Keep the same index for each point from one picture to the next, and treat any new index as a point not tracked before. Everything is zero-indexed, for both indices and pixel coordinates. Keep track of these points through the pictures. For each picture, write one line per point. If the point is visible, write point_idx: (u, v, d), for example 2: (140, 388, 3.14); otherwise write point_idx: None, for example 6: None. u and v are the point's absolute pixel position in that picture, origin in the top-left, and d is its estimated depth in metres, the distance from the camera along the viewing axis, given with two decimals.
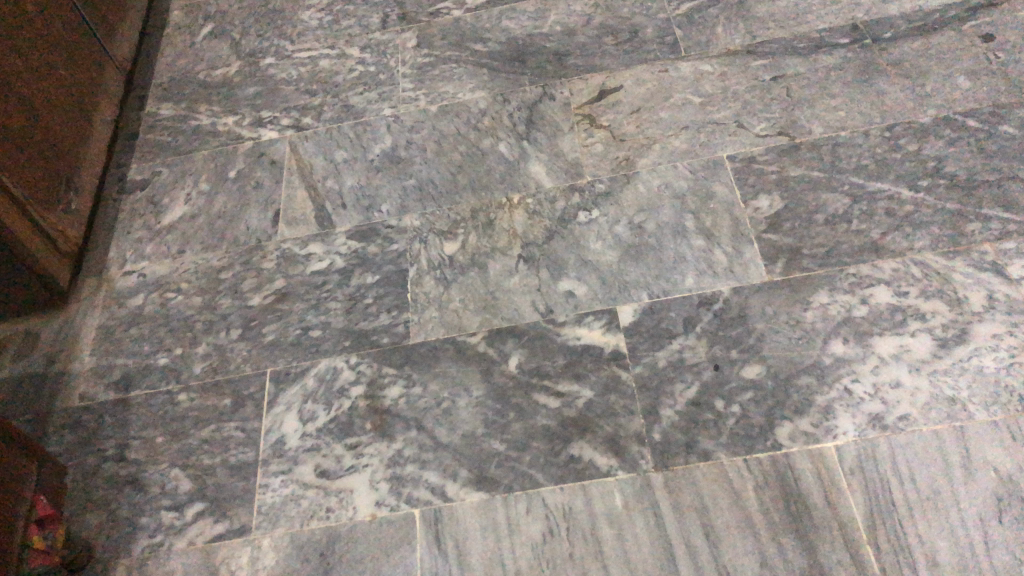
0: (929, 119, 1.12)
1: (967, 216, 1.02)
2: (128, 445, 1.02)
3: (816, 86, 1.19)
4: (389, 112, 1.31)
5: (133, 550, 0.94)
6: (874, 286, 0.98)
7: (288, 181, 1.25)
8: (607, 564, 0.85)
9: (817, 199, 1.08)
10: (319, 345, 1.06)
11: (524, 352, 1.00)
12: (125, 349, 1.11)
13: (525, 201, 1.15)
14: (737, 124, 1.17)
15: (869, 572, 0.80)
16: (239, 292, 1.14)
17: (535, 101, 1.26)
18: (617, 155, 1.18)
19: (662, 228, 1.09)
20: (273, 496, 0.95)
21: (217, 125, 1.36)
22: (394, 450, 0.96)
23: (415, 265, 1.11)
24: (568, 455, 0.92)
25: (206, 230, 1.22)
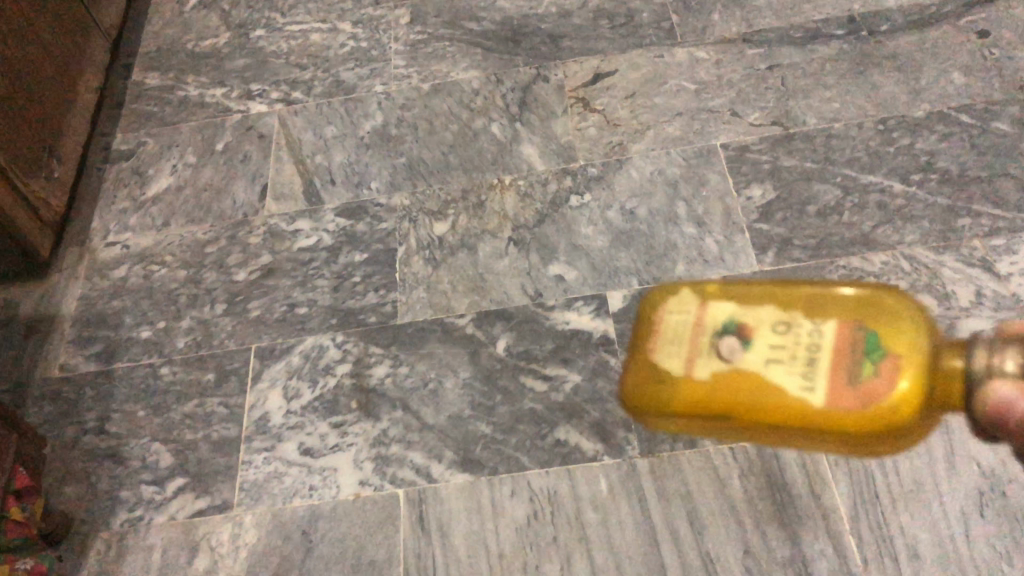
0: (922, 114, 1.12)
1: (957, 211, 1.02)
2: (109, 417, 1.00)
3: (811, 77, 1.18)
4: (381, 88, 1.29)
5: (113, 523, 0.93)
6: (864, 279, 0.98)
7: (276, 156, 1.23)
8: (591, 548, 0.85)
9: (809, 190, 1.07)
10: (306, 322, 1.05)
11: (513, 335, 1.00)
12: (107, 320, 1.10)
13: (517, 183, 1.14)
14: (731, 112, 1.17)
15: (850, 562, 0.81)
16: (224, 267, 1.12)
17: (529, 83, 1.25)
18: (610, 140, 1.17)
19: (654, 215, 1.08)
20: (256, 473, 0.94)
21: (205, 97, 1.34)
22: (379, 430, 0.95)
23: (404, 245, 1.10)
24: (554, 439, 0.91)
25: (192, 203, 1.20)
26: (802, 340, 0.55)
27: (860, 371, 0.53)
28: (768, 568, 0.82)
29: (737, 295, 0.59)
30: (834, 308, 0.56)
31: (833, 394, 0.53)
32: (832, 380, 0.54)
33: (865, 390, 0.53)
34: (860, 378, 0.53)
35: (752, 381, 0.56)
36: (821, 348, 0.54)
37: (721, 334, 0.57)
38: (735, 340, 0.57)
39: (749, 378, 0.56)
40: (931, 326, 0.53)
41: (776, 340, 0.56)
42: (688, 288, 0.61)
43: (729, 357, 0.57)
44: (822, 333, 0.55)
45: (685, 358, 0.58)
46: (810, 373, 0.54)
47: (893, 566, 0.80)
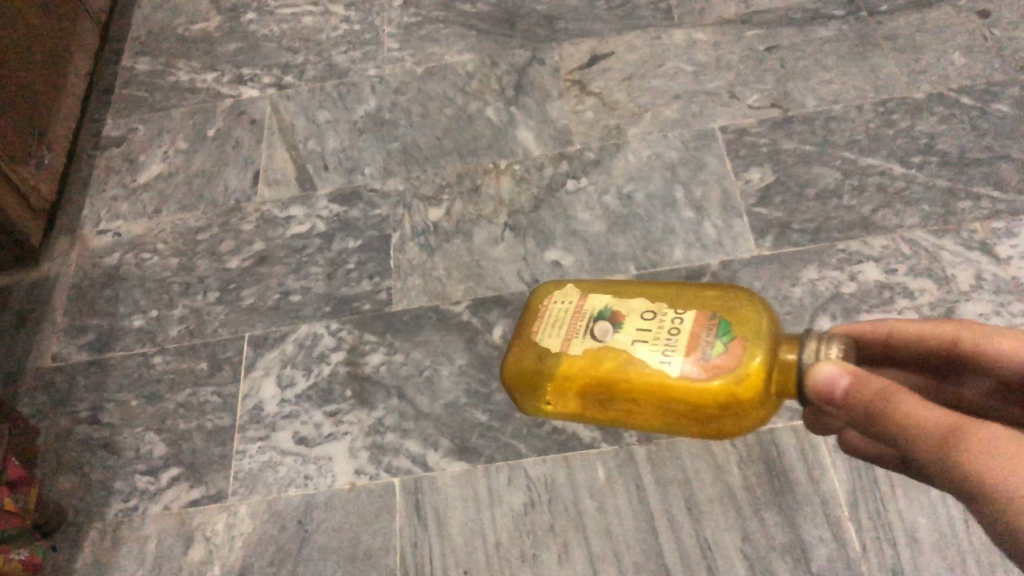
0: (922, 95, 1.10)
1: (957, 194, 1.01)
2: (102, 407, 0.99)
3: (810, 59, 1.17)
4: (374, 72, 1.27)
5: (107, 514, 0.92)
6: (863, 263, 0.97)
7: (268, 141, 1.21)
8: (589, 536, 0.84)
9: (808, 173, 1.06)
10: (300, 310, 1.04)
11: (509, 322, 0.98)
12: (99, 309, 1.09)
13: (512, 167, 1.13)
14: (729, 95, 1.15)
15: (849, 547, 0.80)
16: (217, 254, 1.11)
17: (525, 65, 1.23)
18: (607, 123, 1.15)
19: (652, 199, 1.07)
20: (251, 462, 0.93)
21: (196, 82, 1.32)
22: (375, 418, 0.94)
23: (398, 231, 1.09)
24: (551, 426, 0.91)
25: (183, 189, 1.19)
26: (664, 323, 0.64)
27: (713, 350, 0.61)
28: (766, 555, 0.81)
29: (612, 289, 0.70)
30: (685, 299, 0.67)
31: (688, 367, 0.61)
32: (691, 356, 0.61)
33: (717, 363, 0.60)
34: (712, 354, 0.61)
35: (613, 356, 0.65)
36: (680, 330, 0.63)
37: (594, 317, 0.67)
38: (608, 323, 0.66)
39: (616, 354, 0.64)
40: (772, 317, 0.63)
41: (643, 324, 0.65)
42: (570, 284, 0.73)
43: (599, 336, 0.66)
44: (680, 317, 0.64)
45: (563, 337, 0.67)
46: (665, 349, 0.63)
47: (892, 551, 0.80)
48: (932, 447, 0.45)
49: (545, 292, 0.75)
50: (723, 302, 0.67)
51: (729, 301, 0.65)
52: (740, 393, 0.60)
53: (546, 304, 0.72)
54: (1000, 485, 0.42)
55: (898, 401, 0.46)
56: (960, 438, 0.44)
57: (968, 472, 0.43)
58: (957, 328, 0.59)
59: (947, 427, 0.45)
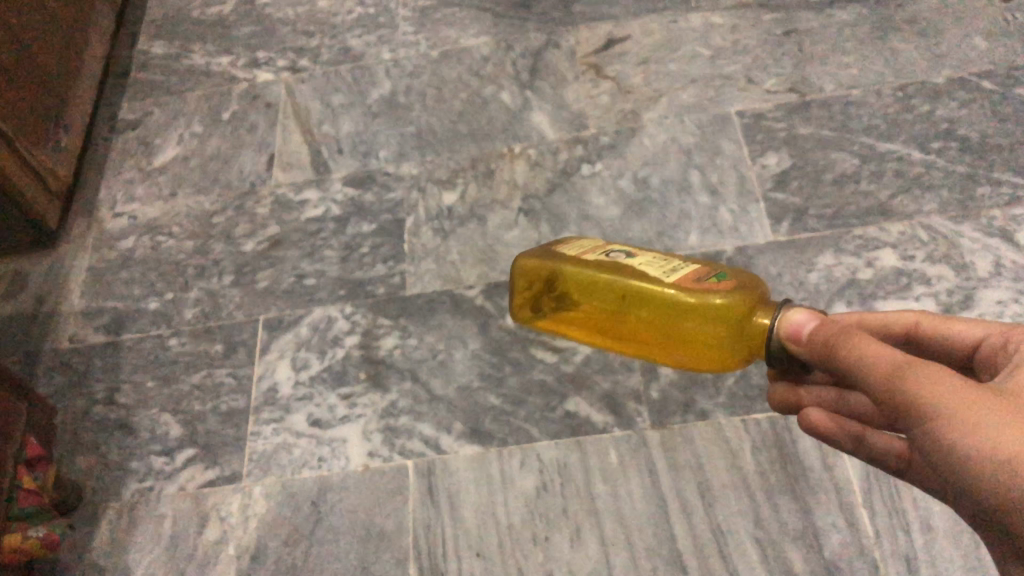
0: (943, 80, 1.09)
1: (977, 180, 1.00)
2: (118, 388, 1.00)
3: (828, 42, 1.15)
4: (389, 56, 1.27)
5: (123, 493, 0.93)
6: (880, 249, 0.96)
7: (283, 125, 1.22)
8: (601, 519, 0.84)
9: (826, 158, 1.05)
10: (314, 294, 1.04)
11: None
12: (115, 291, 1.09)
13: (526, 151, 1.12)
14: (747, 79, 1.14)
15: (863, 534, 0.80)
16: (232, 237, 1.11)
17: (541, 49, 1.22)
18: (622, 108, 1.14)
19: (667, 184, 1.06)
20: (265, 444, 0.94)
21: (211, 65, 1.32)
22: (388, 401, 0.94)
23: (412, 215, 1.09)
24: (564, 411, 0.91)
25: (199, 172, 1.19)
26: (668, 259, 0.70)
27: (706, 278, 0.64)
28: (778, 540, 0.81)
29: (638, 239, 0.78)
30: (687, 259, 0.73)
31: (679, 281, 0.64)
32: (683, 277, 0.65)
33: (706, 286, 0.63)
34: (704, 279, 0.64)
35: (612, 266, 0.71)
36: (683, 264, 0.67)
37: (610, 251, 0.74)
38: (620, 252, 0.73)
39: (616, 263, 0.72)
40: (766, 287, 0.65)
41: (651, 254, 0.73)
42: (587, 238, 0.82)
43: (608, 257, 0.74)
44: (686, 263, 0.68)
45: (580, 253, 0.76)
46: (666, 270, 0.67)
47: (905, 538, 0.79)
48: (883, 384, 0.47)
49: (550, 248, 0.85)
50: (740, 273, 0.66)
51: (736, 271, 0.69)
52: (713, 314, 0.62)
53: (564, 246, 0.80)
54: (950, 420, 0.44)
55: (844, 343, 0.50)
56: (914, 374, 0.46)
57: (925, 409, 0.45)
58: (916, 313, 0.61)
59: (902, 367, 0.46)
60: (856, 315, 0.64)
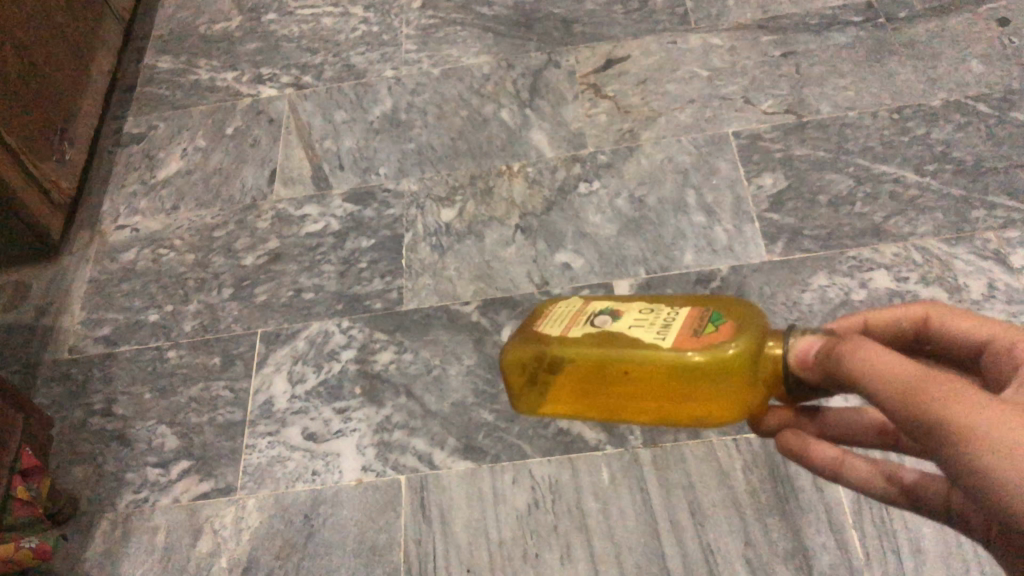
0: (939, 103, 1.10)
1: (972, 203, 1.00)
2: (116, 400, 1.01)
3: (825, 65, 1.16)
4: (391, 73, 1.28)
5: (118, 504, 0.94)
6: (874, 271, 0.97)
7: (286, 141, 1.23)
8: (591, 536, 0.85)
9: (821, 179, 1.06)
10: (311, 308, 1.05)
11: (517, 323, 0.99)
12: (115, 303, 1.11)
13: (525, 169, 1.14)
14: (744, 100, 1.15)
15: (853, 555, 0.80)
16: (232, 251, 1.13)
17: (541, 68, 1.24)
18: (621, 127, 1.16)
19: (663, 203, 1.07)
20: (260, 457, 0.94)
21: (216, 80, 1.34)
22: (383, 416, 0.95)
23: (411, 232, 1.10)
24: (556, 427, 0.91)
25: (201, 186, 1.21)
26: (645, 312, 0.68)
27: (704, 327, 0.60)
28: (767, 560, 0.81)
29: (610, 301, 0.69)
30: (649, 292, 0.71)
31: (677, 339, 0.60)
32: (678, 331, 0.60)
33: (707, 338, 0.59)
34: (701, 331, 0.60)
35: (606, 336, 0.64)
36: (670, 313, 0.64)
37: (594, 313, 0.67)
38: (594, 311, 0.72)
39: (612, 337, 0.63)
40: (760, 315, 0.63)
41: (642, 313, 0.64)
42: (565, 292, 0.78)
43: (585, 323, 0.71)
44: (675, 310, 0.63)
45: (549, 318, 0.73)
46: (658, 329, 0.61)
47: (895, 560, 0.79)
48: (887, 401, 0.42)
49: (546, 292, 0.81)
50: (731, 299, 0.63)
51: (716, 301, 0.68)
52: (723, 369, 0.58)
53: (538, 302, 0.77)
54: (959, 429, 0.39)
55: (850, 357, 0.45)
56: (922, 386, 0.41)
57: (936, 420, 0.40)
58: (925, 308, 0.55)
59: (913, 379, 0.41)
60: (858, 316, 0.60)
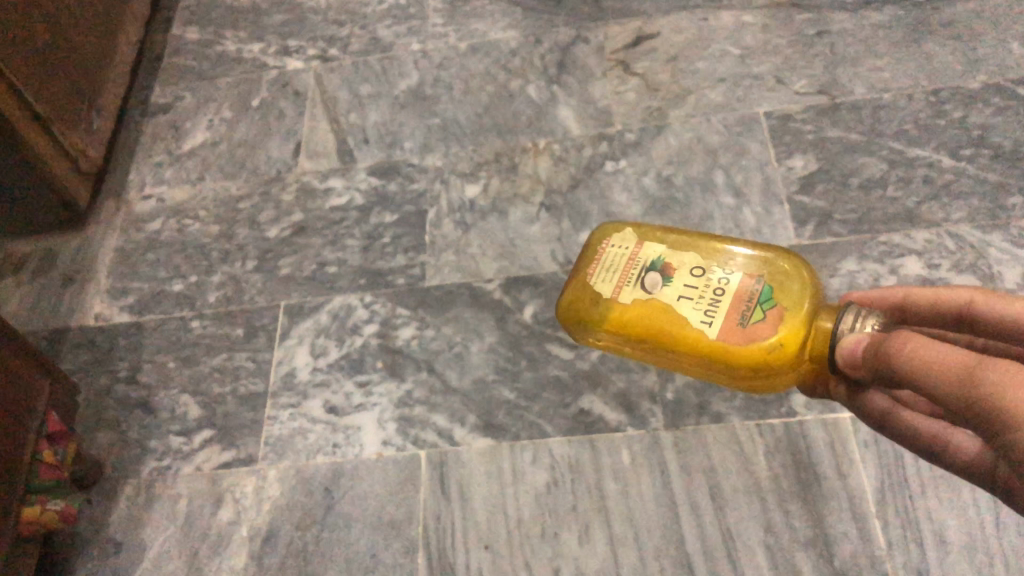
0: (978, 85, 1.07)
1: (1008, 189, 0.98)
2: (140, 368, 1.02)
3: (861, 44, 1.14)
4: (417, 47, 1.27)
5: (141, 471, 0.95)
6: (906, 257, 0.95)
7: (311, 113, 1.23)
8: (610, 517, 0.84)
9: (853, 162, 1.04)
10: (335, 282, 1.05)
11: (540, 301, 0.98)
12: (141, 272, 1.11)
13: (551, 146, 1.12)
14: (776, 79, 1.13)
15: (875, 544, 0.79)
16: (256, 223, 1.13)
17: (569, 44, 1.22)
18: (649, 105, 1.14)
19: (691, 184, 1.06)
20: (281, 428, 0.95)
21: (242, 52, 1.34)
22: (404, 391, 0.95)
23: (435, 207, 1.09)
24: (577, 407, 0.91)
25: (227, 157, 1.21)
26: (708, 282, 0.72)
27: (750, 317, 0.69)
28: (788, 546, 0.80)
29: (665, 240, 0.78)
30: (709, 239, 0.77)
31: (723, 328, 0.69)
32: (726, 318, 0.70)
33: (751, 331, 0.68)
34: (749, 322, 0.69)
35: (656, 306, 0.73)
36: (724, 292, 0.71)
37: (646, 271, 0.76)
38: (658, 276, 0.75)
39: (661, 307, 0.73)
40: (813, 297, 0.69)
41: (691, 282, 0.73)
42: (629, 230, 0.81)
43: (649, 288, 0.74)
44: (724, 283, 0.72)
45: (617, 282, 0.76)
46: (706, 309, 0.71)
47: (918, 550, 0.78)
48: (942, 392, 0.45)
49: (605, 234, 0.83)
50: (774, 268, 0.71)
51: (783, 282, 0.70)
52: (767, 358, 0.67)
53: (604, 246, 0.80)
54: (1012, 413, 0.41)
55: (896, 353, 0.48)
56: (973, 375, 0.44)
57: (993, 407, 0.42)
58: (970, 293, 0.57)
59: (966, 366, 0.44)
60: (907, 296, 0.64)
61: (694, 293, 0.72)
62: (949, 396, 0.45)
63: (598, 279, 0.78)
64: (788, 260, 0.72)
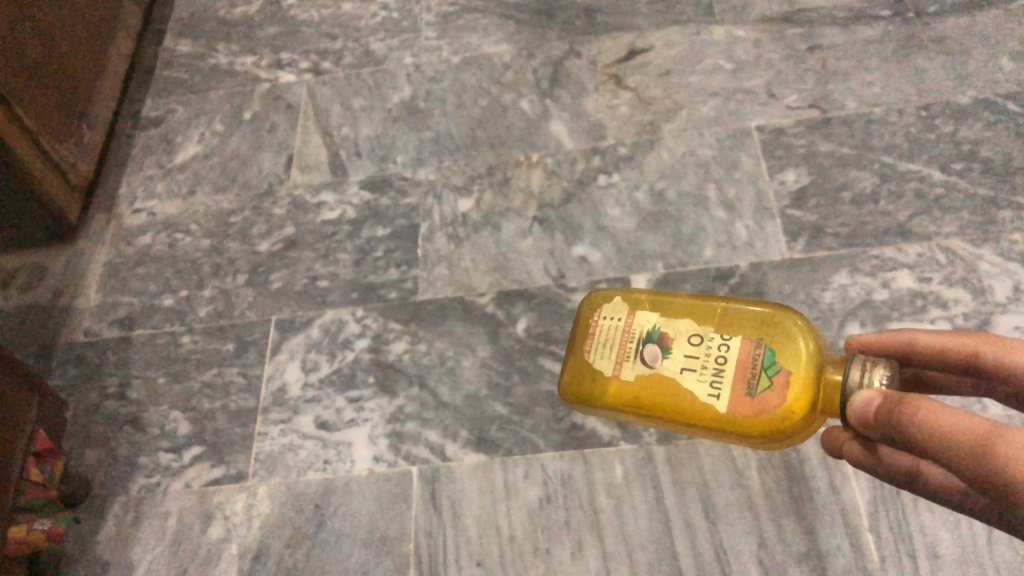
0: (968, 100, 1.07)
1: (999, 203, 0.98)
2: (130, 383, 1.02)
3: (852, 59, 1.14)
4: (410, 60, 1.27)
5: (130, 488, 0.94)
6: (897, 270, 0.95)
7: (303, 127, 1.22)
8: (602, 533, 0.84)
9: (844, 176, 1.04)
10: (326, 296, 1.05)
11: (533, 316, 0.98)
12: (131, 286, 1.11)
13: (544, 160, 1.12)
14: (768, 94, 1.13)
15: (867, 559, 0.79)
16: (248, 236, 1.12)
17: (562, 58, 1.22)
18: (642, 119, 1.14)
19: (683, 197, 1.06)
20: (272, 445, 0.94)
21: (235, 65, 1.34)
22: (396, 406, 0.95)
23: (427, 221, 1.09)
24: (570, 422, 0.90)
25: (218, 171, 1.20)
26: (707, 353, 0.68)
27: (756, 385, 0.65)
28: (781, 562, 0.80)
29: (657, 305, 0.73)
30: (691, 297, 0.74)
31: (731, 400, 0.66)
32: (732, 390, 0.66)
33: (760, 400, 0.65)
34: (755, 391, 0.65)
35: (659, 382, 0.70)
36: (727, 361, 0.67)
37: (642, 341, 0.71)
38: (655, 349, 0.70)
39: (666, 382, 0.69)
40: (817, 348, 0.65)
41: (691, 351, 0.69)
42: (618, 298, 0.76)
43: (649, 363, 0.70)
44: (725, 344, 0.68)
45: (616, 361, 0.72)
46: (711, 380, 0.67)
47: (912, 565, 0.78)
48: (963, 459, 0.43)
49: (596, 300, 0.78)
50: (777, 330, 0.66)
51: (784, 335, 0.66)
52: (780, 426, 0.64)
53: (597, 319, 0.76)
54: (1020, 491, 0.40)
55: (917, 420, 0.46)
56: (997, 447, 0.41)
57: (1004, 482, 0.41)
58: (973, 342, 0.54)
59: (979, 437, 0.42)
60: (909, 340, 0.61)
61: (696, 362, 0.68)
62: (955, 462, 0.44)
63: (597, 358, 0.74)
64: (789, 315, 0.67)
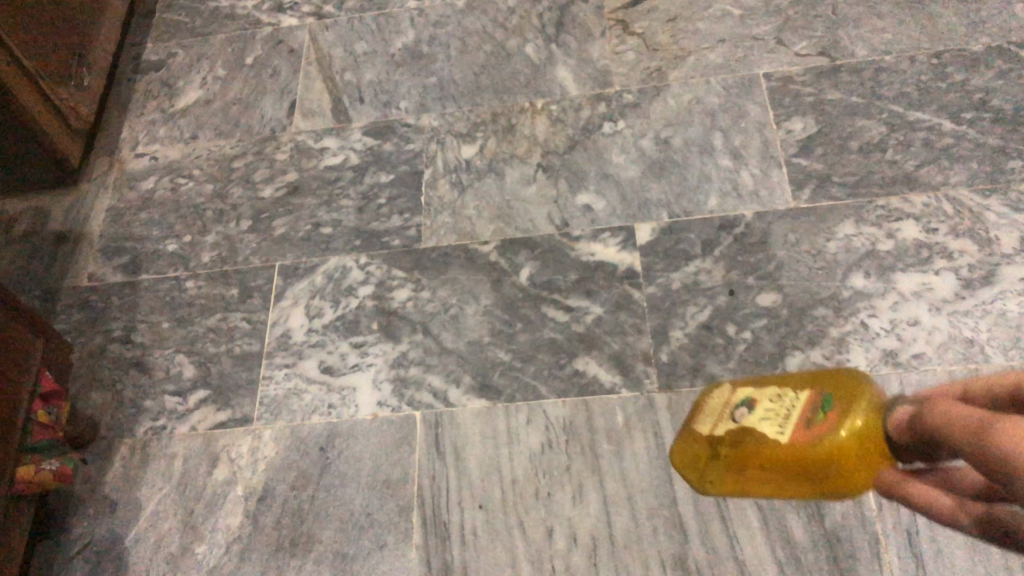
0: (980, 48, 1.05)
1: (1008, 153, 0.97)
2: (135, 328, 1.02)
3: (863, 6, 1.12)
4: (414, 4, 1.25)
5: (137, 431, 0.95)
6: (903, 221, 0.95)
7: (305, 72, 1.21)
8: (604, 478, 0.85)
9: (853, 125, 1.03)
10: (330, 242, 1.04)
11: (537, 264, 0.98)
12: (134, 232, 1.10)
13: (549, 107, 1.11)
14: (777, 41, 1.11)
15: (865, 505, 0.80)
16: (250, 182, 1.12)
17: (568, 2, 1.20)
18: (648, 65, 1.12)
19: (689, 145, 1.05)
20: (277, 389, 0.95)
21: (235, 8, 1.31)
22: (400, 352, 0.95)
23: (430, 168, 1.08)
24: (572, 369, 0.91)
25: (220, 116, 1.19)
26: (784, 404, 0.75)
27: (814, 418, 0.70)
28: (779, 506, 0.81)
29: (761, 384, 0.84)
30: (807, 377, 0.85)
31: (795, 432, 0.71)
32: (797, 424, 0.71)
33: (815, 430, 0.69)
34: (815, 422, 0.70)
35: (743, 429, 0.76)
36: (795, 408, 0.73)
37: (736, 406, 0.80)
38: (745, 409, 0.78)
39: (749, 432, 0.75)
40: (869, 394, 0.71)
41: (771, 405, 0.76)
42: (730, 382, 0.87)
43: (738, 420, 0.78)
44: (797, 399, 0.75)
45: (714, 421, 0.82)
46: (781, 425, 0.72)
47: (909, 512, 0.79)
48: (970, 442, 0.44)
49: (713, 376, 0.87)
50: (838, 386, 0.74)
51: (849, 395, 0.72)
52: (823, 447, 0.68)
53: (707, 396, 0.87)
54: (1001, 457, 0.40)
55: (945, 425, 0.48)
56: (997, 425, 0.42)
57: (990, 455, 0.41)
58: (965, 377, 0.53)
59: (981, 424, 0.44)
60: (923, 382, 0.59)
61: (772, 413, 0.74)
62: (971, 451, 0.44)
63: (701, 425, 0.84)
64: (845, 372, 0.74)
